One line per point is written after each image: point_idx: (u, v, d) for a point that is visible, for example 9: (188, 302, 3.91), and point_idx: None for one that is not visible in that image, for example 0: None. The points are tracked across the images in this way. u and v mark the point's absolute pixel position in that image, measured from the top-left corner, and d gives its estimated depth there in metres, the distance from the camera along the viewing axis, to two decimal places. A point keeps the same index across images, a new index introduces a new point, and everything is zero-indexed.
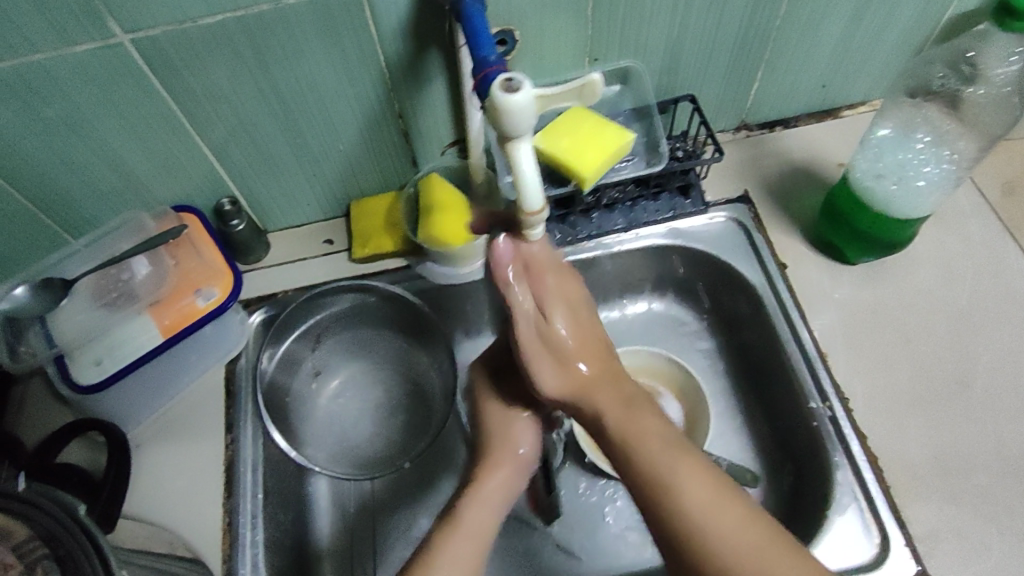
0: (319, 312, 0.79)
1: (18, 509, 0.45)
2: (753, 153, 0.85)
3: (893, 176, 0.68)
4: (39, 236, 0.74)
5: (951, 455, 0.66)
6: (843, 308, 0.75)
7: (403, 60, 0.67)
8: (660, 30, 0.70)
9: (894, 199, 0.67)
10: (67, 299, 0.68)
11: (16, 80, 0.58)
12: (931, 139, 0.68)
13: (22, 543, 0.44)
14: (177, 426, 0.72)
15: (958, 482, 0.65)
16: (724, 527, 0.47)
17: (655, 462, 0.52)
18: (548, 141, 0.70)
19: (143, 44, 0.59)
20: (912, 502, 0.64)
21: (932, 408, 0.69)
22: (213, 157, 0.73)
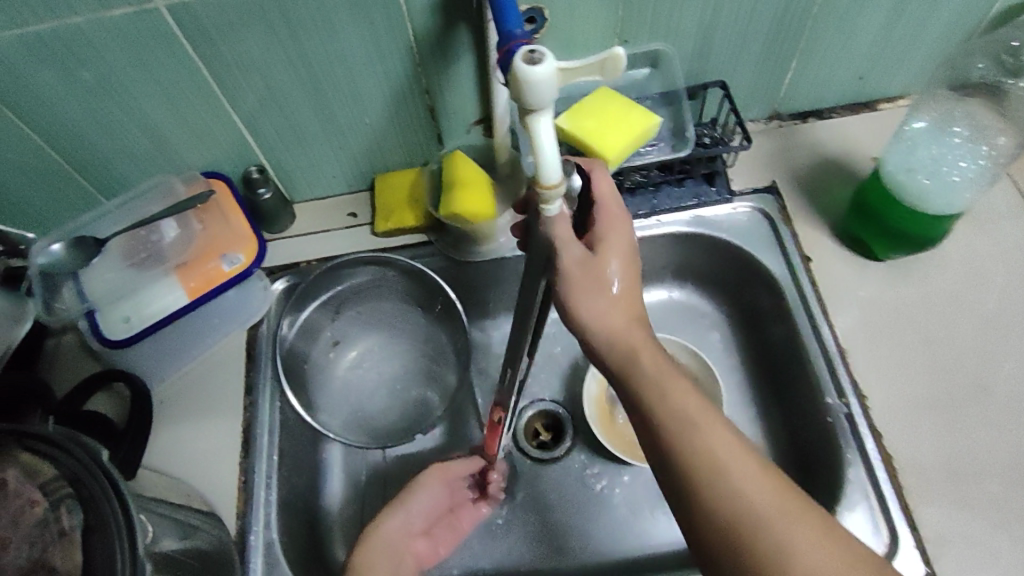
0: (339, 283, 0.80)
1: (46, 451, 0.48)
2: (783, 143, 0.84)
3: (927, 170, 0.65)
4: (74, 196, 0.77)
5: (967, 459, 0.65)
6: (866, 306, 0.73)
7: (432, 35, 0.67)
8: (693, 13, 0.69)
9: (927, 194, 0.65)
10: (98, 257, 0.71)
11: (57, 41, 0.60)
12: (968, 133, 0.66)
13: (47, 481, 0.47)
14: (198, 387, 0.74)
15: (972, 485, 0.64)
16: (754, 484, 0.47)
17: (690, 413, 0.50)
18: (572, 122, 0.70)
19: (178, 10, 0.60)
20: (923, 502, 0.63)
21: (952, 411, 0.67)
22: (243, 125, 0.74)
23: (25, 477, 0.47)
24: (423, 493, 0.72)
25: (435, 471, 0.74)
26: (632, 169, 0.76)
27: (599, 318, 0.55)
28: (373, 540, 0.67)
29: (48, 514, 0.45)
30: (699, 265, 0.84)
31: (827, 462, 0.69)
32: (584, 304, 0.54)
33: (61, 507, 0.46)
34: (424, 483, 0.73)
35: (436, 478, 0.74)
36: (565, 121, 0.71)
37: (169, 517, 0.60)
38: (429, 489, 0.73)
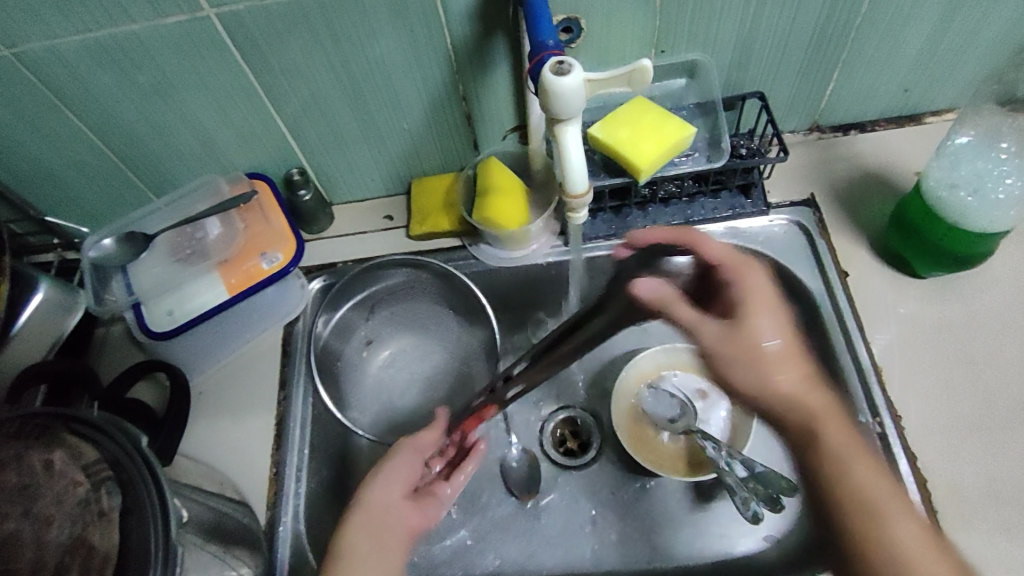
0: (373, 284, 0.82)
1: (90, 435, 0.51)
2: (822, 156, 0.82)
3: (970, 186, 0.63)
4: (127, 193, 0.80)
5: (1008, 484, 0.63)
6: (905, 323, 0.71)
7: (470, 44, 0.69)
8: (731, 23, 0.69)
9: (968, 211, 0.63)
10: (146, 252, 0.74)
11: (116, 49, 0.64)
12: (1016, 149, 0.63)
13: (90, 464, 0.49)
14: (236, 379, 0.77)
15: (1012, 512, 0.61)
16: (922, 556, 0.52)
17: (848, 460, 0.57)
18: (606, 131, 0.71)
19: (228, 18, 0.63)
20: (959, 528, 0.61)
21: (993, 434, 0.65)
22: (286, 130, 0.77)
23: (69, 459, 0.48)
24: (389, 471, 0.67)
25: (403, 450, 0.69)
26: (665, 178, 0.76)
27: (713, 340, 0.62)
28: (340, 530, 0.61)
29: (90, 495, 0.47)
30: None
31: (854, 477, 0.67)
32: (772, 375, 0.60)
33: (102, 490, 0.47)
34: (394, 458, 0.68)
35: (405, 456, 0.68)
36: (598, 130, 0.71)
37: (200, 502, 0.62)
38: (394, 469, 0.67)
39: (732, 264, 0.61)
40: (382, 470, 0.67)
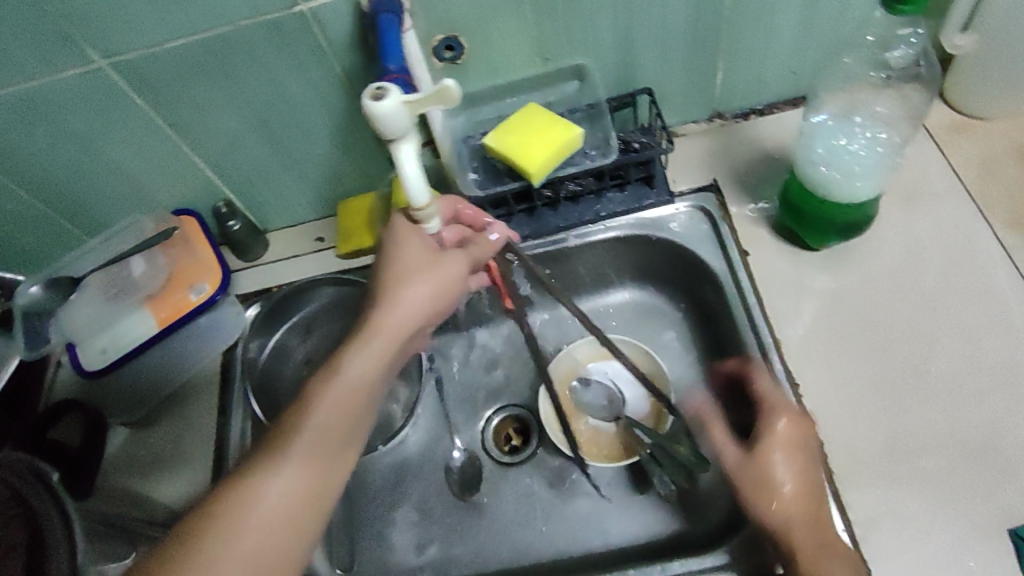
0: (302, 306, 0.85)
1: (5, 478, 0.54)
2: (724, 142, 0.85)
3: (829, 160, 0.68)
4: (65, 238, 0.85)
5: (900, 440, 0.65)
6: (806, 295, 0.74)
7: (361, 71, 0.72)
8: (606, 27, 0.72)
9: (830, 184, 0.68)
10: (76, 292, 0.78)
11: (21, 101, 0.67)
12: (864, 122, 0.70)
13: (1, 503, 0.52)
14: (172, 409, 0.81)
15: (903, 466, 0.64)
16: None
17: (792, 524, 0.58)
18: (499, 140, 0.74)
19: (121, 67, 0.66)
20: (855, 487, 0.63)
21: (891, 393, 0.67)
22: (202, 167, 0.80)
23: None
24: (415, 306, 0.58)
25: (454, 257, 0.61)
26: (566, 178, 0.79)
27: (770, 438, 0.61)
28: (243, 505, 0.51)
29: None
30: (650, 265, 0.86)
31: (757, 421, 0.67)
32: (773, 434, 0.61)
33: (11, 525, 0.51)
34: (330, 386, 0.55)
35: (457, 266, 0.61)
36: (492, 139, 0.74)
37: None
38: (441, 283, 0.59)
39: (784, 408, 0.63)
40: (354, 371, 0.56)
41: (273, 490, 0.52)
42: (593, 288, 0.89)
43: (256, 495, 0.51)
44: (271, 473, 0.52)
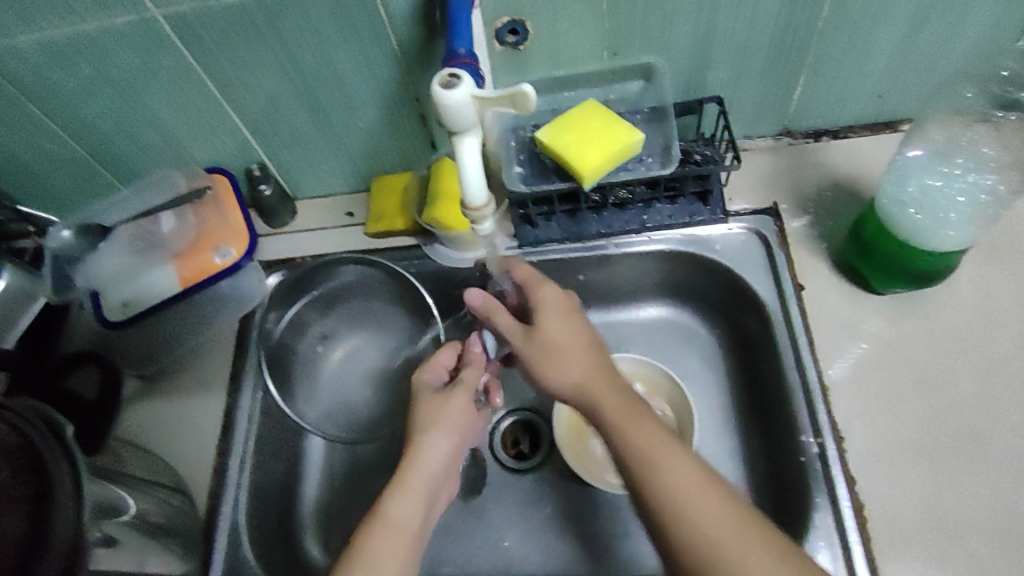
0: (603, 180, 0.64)
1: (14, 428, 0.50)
2: (792, 163, 0.70)
3: (918, 201, 0.55)
4: (310, 128, 0.69)
5: (949, 511, 0.54)
6: (868, 348, 0.61)
7: (415, 45, 0.61)
8: (248, 93, 0.65)
9: (918, 230, 0.55)
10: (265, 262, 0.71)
11: (117, 87, 0.63)
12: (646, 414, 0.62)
13: (12, 451, 0.48)
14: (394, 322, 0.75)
15: (948, 543, 0.53)
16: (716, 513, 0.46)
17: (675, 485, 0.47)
18: (551, 135, 0.62)
19: (81, 101, 0.64)
20: (889, 539, 0.54)
21: (955, 465, 0.56)
22: (907, 9, 0.57)
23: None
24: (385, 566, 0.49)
25: (456, 394, 0.58)
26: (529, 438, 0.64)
27: (574, 380, 0.54)
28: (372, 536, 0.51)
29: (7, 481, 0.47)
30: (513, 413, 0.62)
31: (779, 461, 0.62)
32: None
33: (17, 477, 0.47)
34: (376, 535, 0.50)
35: (460, 403, 0.58)
36: (544, 135, 0.63)
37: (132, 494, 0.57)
38: (466, 421, 0.58)
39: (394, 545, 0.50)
40: None
41: (446, 439, 0.56)
42: (965, 508, 0.54)
43: (432, 446, 0.55)
44: (450, 421, 0.57)
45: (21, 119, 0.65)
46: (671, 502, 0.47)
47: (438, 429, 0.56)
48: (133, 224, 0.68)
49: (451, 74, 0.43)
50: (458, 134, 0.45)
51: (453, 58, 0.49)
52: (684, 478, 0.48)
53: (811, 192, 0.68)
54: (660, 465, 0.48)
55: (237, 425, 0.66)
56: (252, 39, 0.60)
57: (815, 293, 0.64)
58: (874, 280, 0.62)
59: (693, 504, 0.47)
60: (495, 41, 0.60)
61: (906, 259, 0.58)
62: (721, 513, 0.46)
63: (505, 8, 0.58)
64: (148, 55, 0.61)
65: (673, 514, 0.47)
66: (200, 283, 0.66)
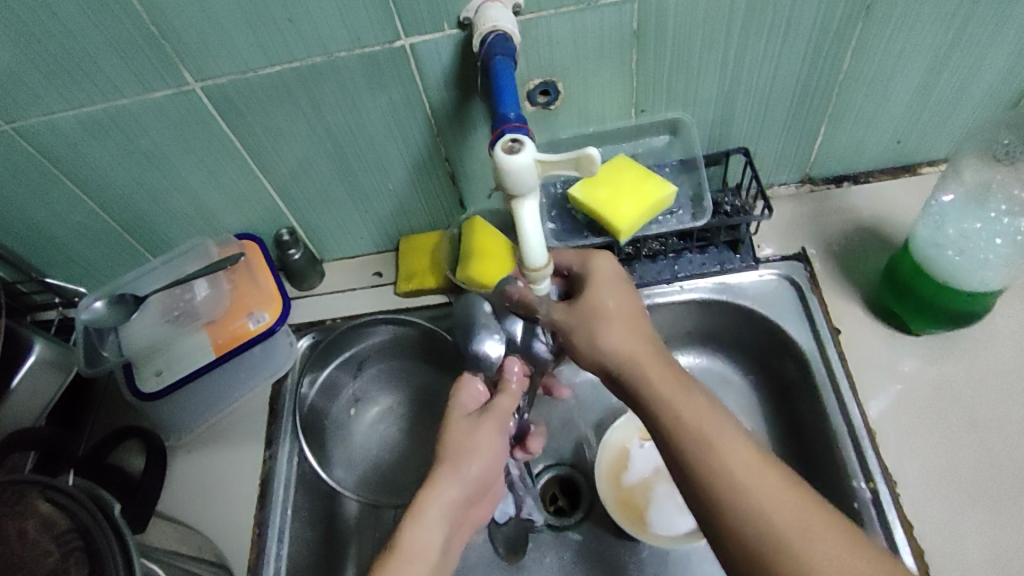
0: (636, 233, 0.65)
1: (65, 503, 0.48)
2: (816, 210, 0.71)
3: (957, 244, 0.56)
4: (341, 191, 0.70)
5: (1013, 557, 0.53)
6: (910, 390, 0.61)
7: (449, 109, 0.62)
8: (281, 159, 0.66)
9: (958, 271, 0.56)
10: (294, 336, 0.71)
11: (151, 158, 0.64)
12: None
13: (61, 533, 0.47)
14: (426, 378, 0.75)
15: None
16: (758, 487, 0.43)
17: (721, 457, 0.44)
18: (585, 190, 0.64)
19: (115, 171, 0.64)
20: None
21: (1013, 507, 0.56)
22: (925, 60, 0.59)
23: (42, 529, 0.47)
24: None
25: (487, 420, 0.55)
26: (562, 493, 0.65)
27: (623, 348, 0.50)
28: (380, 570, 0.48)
29: (58, 567, 0.45)
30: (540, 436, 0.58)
31: None
32: None
33: (71, 561, 0.46)
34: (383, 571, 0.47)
35: (489, 429, 0.55)
36: (578, 190, 0.64)
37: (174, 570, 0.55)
38: (494, 449, 0.55)
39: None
40: None
41: (477, 463, 0.53)
42: None
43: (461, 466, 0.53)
44: (478, 448, 0.54)
45: (54, 192, 0.65)
46: (724, 476, 0.43)
47: (454, 457, 0.53)
48: (166, 293, 0.68)
49: (512, 139, 0.45)
50: (518, 198, 0.46)
51: (503, 123, 0.48)
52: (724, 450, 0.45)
53: (837, 236, 0.69)
54: (714, 436, 0.45)
55: (274, 494, 0.64)
56: (289, 108, 0.61)
57: (852, 335, 0.65)
58: (911, 322, 0.62)
59: (723, 464, 0.44)
60: (526, 102, 0.62)
61: (942, 299, 0.59)
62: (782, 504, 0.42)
63: (538, 71, 0.59)
64: (187, 128, 0.61)
65: (726, 488, 0.43)
66: (231, 351, 0.65)
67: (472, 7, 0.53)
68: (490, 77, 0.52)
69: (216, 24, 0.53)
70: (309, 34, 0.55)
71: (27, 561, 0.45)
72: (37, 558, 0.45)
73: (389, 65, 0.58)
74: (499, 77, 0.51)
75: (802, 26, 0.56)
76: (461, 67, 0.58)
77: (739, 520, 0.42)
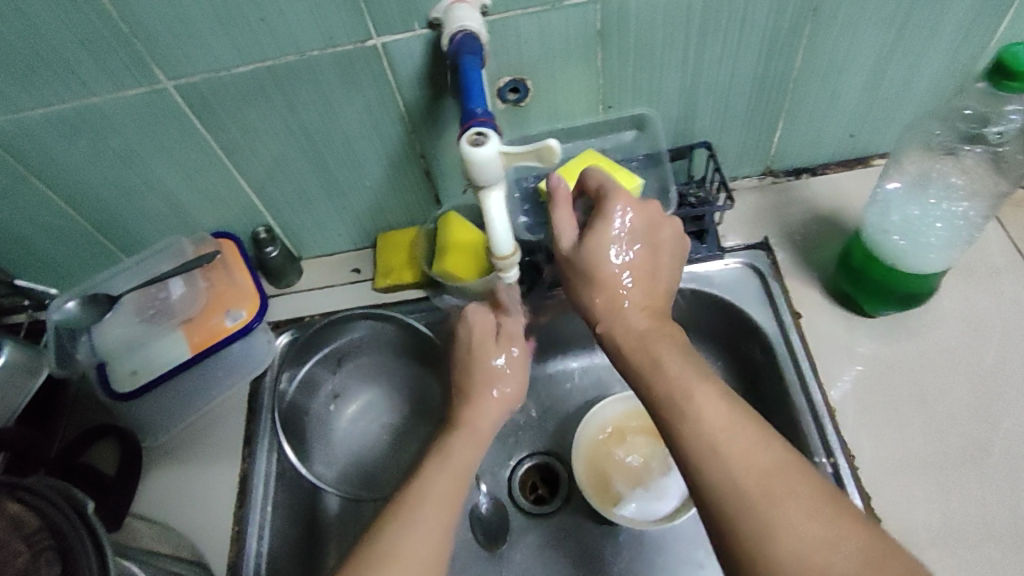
0: None
1: (34, 503, 0.48)
2: (777, 201, 0.75)
3: (903, 229, 0.60)
4: (316, 188, 0.71)
5: (964, 523, 0.57)
6: (868, 369, 0.65)
7: (422, 106, 0.64)
8: (255, 157, 0.66)
9: (904, 254, 0.60)
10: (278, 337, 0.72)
11: (123, 158, 0.64)
12: None
13: (31, 532, 0.47)
14: (405, 372, 0.76)
15: (965, 552, 0.55)
16: (749, 457, 0.44)
17: (714, 430, 0.46)
18: (557, 184, 0.66)
19: (86, 170, 0.64)
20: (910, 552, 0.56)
21: (964, 476, 0.59)
22: (872, 58, 0.63)
23: (10, 530, 0.46)
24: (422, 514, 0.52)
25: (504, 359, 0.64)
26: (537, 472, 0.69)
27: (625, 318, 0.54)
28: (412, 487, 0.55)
29: (29, 566, 0.45)
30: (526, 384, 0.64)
31: None
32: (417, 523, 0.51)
33: (42, 559, 0.45)
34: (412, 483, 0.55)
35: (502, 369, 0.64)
36: (550, 185, 0.66)
37: (154, 567, 0.55)
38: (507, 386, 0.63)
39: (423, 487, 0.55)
40: None
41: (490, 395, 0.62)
42: (977, 518, 0.57)
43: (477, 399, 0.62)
44: (490, 381, 0.63)
45: (24, 193, 0.65)
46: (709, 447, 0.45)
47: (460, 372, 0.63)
48: (141, 292, 0.68)
49: (477, 133, 0.46)
50: (484, 189, 0.48)
51: (471, 118, 0.50)
52: (725, 425, 0.46)
53: (797, 225, 0.73)
54: (704, 415, 0.47)
55: (255, 491, 0.64)
56: (262, 107, 0.61)
57: (813, 319, 0.68)
58: (867, 305, 0.66)
59: (728, 444, 0.45)
60: (497, 100, 0.64)
61: (893, 282, 0.62)
62: (767, 463, 0.44)
63: (508, 69, 0.61)
64: (161, 127, 0.62)
65: (713, 462, 0.45)
66: (208, 348, 0.65)
67: (443, 6, 0.55)
68: (458, 75, 0.53)
69: (187, 25, 0.54)
70: (282, 33, 0.56)
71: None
72: (7, 558, 0.45)
73: (361, 64, 0.59)
74: (466, 74, 0.53)
75: (756, 26, 0.59)
76: (433, 65, 0.60)
77: (722, 493, 0.44)
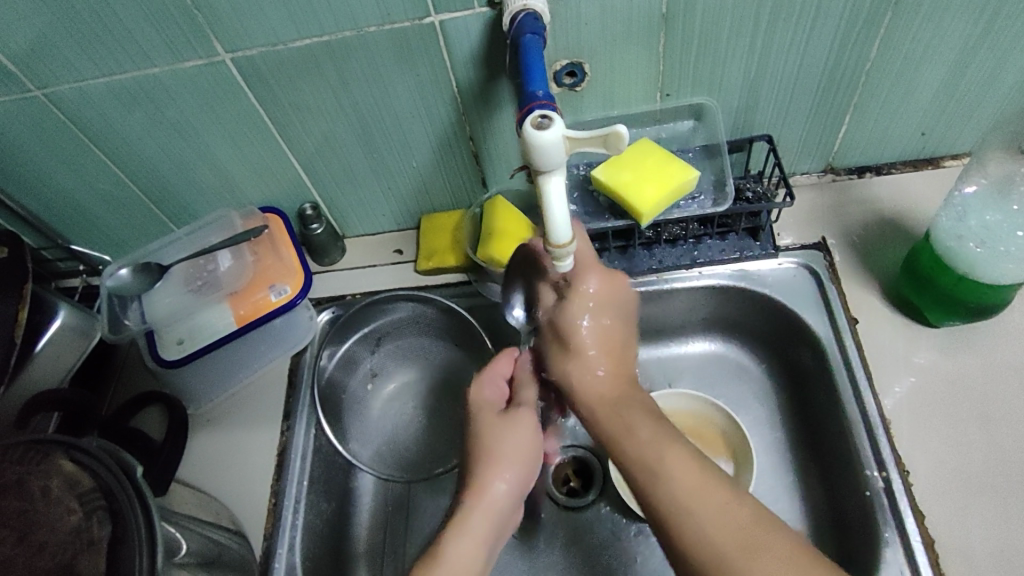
0: (658, 218, 0.65)
1: (88, 463, 0.49)
2: (838, 200, 0.71)
3: (979, 236, 0.56)
4: (364, 167, 0.70)
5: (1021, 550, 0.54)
6: (926, 382, 0.62)
7: (475, 87, 0.62)
8: (305, 133, 0.66)
9: (978, 263, 0.56)
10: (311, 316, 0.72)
11: (178, 129, 0.64)
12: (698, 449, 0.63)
13: (84, 492, 0.47)
14: (442, 356, 0.76)
15: None
16: (717, 510, 0.45)
17: (678, 491, 0.47)
18: (609, 173, 0.64)
19: (143, 140, 0.65)
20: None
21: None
22: (956, 51, 0.59)
23: (64, 488, 0.46)
24: None
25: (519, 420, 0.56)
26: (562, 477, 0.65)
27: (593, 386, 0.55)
28: None
29: (82, 524, 0.45)
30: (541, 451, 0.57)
31: (838, 496, 0.62)
32: None
33: (94, 518, 0.46)
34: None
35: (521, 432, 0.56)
36: (601, 173, 0.64)
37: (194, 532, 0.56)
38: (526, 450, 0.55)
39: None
40: None
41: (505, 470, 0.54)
42: None
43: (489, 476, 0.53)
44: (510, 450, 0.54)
45: (84, 160, 0.67)
46: (690, 525, 0.45)
47: (501, 463, 0.54)
48: (190, 263, 0.69)
49: (540, 116, 0.45)
50: (545, 174, 0.46)
51: (531, 100, 0.48)
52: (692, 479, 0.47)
53: (857, 227, 0.69)
54: (670, 476, 0.47)
55: (291, 466, 0.65)
56: (315, 82, 0.61)
57: (869, 326, 0.65)
58: (930, 314, 0.63)
59: (690, 499, 0.46)
60: (552, 84, 0.62)
61: (961, 292, 0.59)
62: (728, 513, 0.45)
63: (566, 52, 0.59)
64: (216, 100, 0.62)
65: (694, 544, 0.45)
66: (253, 321, 0.66)
67: None
68: (519, 56, 0.52)
69: None
70: (340, 7, 0.55)
71: (49, 517, 0.44)
72: (62, 514, 0.44)
73: (417, 41, 0.58)
74: (528, 53, 0.51)
75: (831, 13, 0.56)
76: (489, 45, 0.59)
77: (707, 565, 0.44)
